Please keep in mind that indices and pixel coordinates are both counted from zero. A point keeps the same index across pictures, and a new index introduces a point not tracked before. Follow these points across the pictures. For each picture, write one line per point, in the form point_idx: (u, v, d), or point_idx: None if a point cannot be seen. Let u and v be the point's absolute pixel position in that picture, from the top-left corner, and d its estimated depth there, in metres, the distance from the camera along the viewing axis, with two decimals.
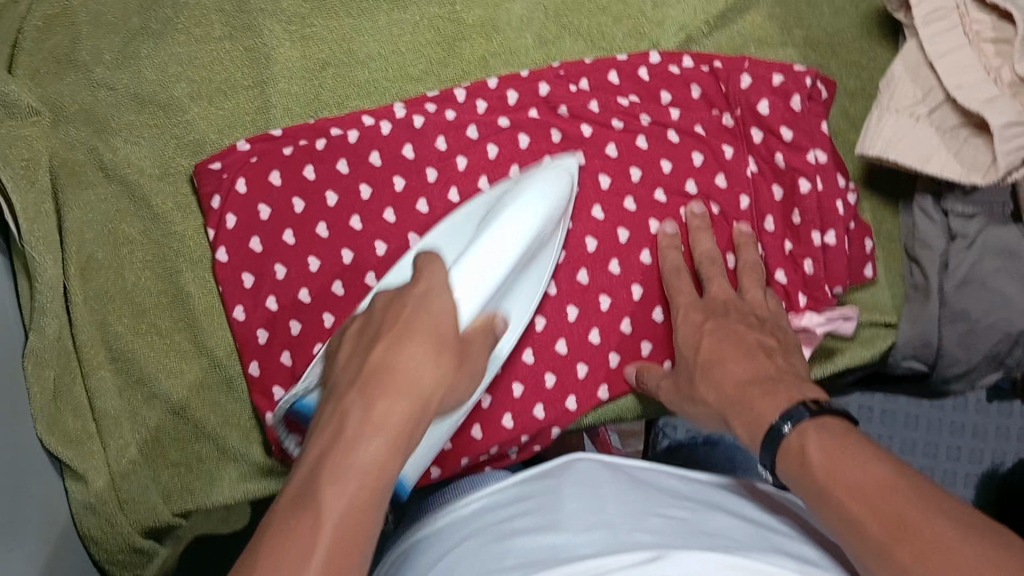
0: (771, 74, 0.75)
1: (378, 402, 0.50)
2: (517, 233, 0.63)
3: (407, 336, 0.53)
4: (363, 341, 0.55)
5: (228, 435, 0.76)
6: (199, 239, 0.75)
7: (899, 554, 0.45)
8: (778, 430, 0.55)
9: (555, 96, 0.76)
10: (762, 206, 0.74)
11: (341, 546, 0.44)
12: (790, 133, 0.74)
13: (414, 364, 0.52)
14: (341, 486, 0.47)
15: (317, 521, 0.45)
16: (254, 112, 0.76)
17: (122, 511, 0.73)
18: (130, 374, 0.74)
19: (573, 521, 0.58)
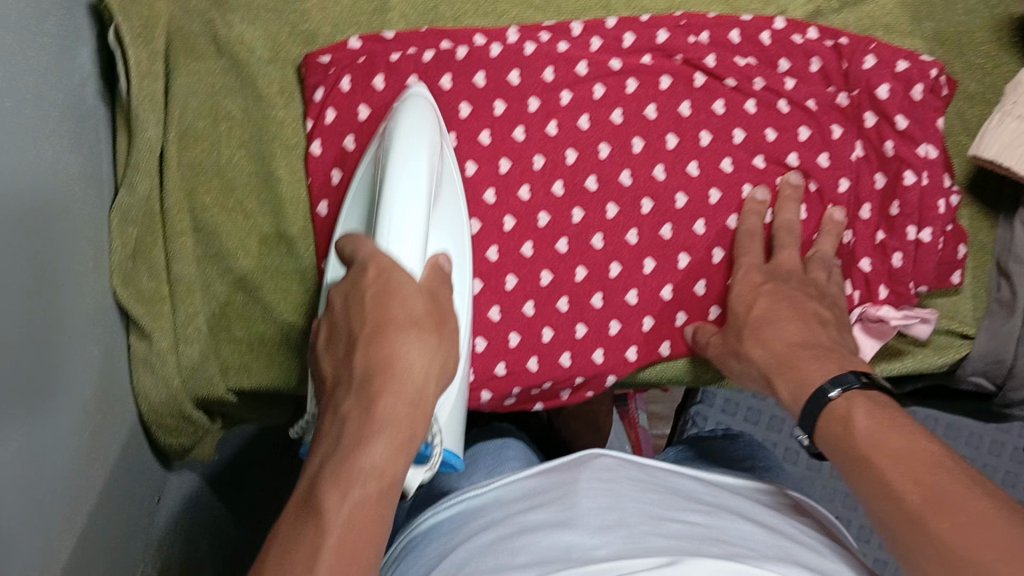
0: (895, 60, 0.73)
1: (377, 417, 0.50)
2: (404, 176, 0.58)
3: (410, 337, 0.53)
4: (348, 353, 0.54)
5: (294, 325, 0.76)
6: (296, 128, 0.75)
7: (937, 522, 0.46)
8: (826, 394, 0.57)
9: (674, 45, 0.74)
10: (859, 192, 0.74)
11: (348, 565, 0.46)
12: (905, 122, 0.72)
13: (413, 346, 0.52)
14: (356, 495, 0.48)
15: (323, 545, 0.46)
16: (370, 13, 0.75)
17: (180, 376, 0.76)
18: (210, 249, 0.75)
19: (587, 515, 0.58)
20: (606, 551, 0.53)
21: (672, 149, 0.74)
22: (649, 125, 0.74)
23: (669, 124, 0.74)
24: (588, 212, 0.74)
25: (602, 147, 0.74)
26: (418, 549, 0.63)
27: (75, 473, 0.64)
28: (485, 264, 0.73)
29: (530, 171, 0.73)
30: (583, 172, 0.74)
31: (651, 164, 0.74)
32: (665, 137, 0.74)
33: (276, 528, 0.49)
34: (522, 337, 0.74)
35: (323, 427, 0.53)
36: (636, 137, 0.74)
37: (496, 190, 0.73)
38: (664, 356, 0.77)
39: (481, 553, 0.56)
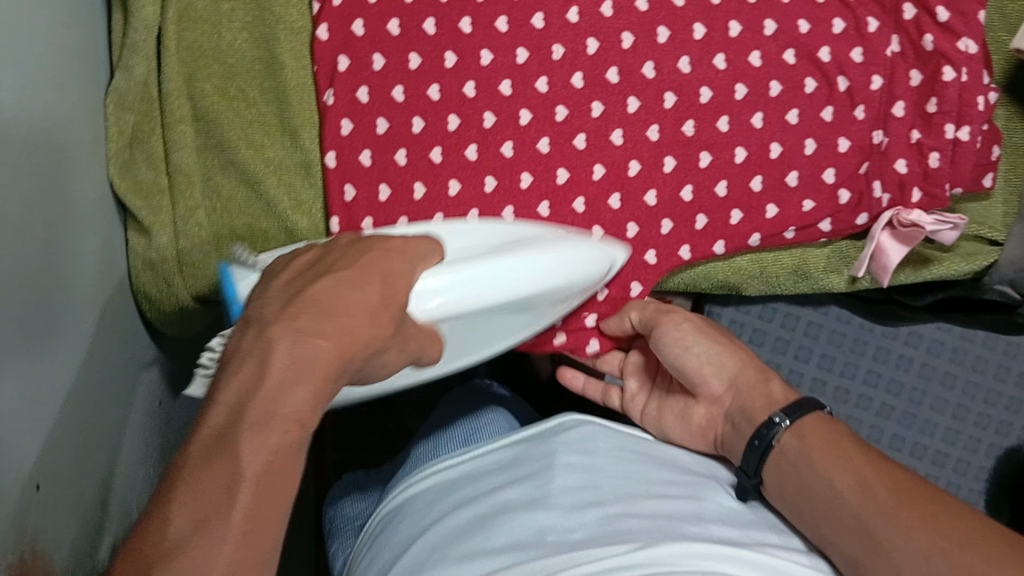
0: None
1: (315, 335, 0.44)
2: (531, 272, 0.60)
3: (310, 340, 0.43)
4: (308, 275, 0.49)
5: (297, 221, 0.72)
6: (301, 9, 0.71)
7: (911, 517, 0.53)
8: (772, 420, 0.61)
9: None
10: (893, 90, 0.70)
11: (267, 430, 0.40)
12: (946, 14, 0.68)
13: (349, 299, 0.47)
14: (281, 386, 0.42)
15: (252, 420, 0.41)
16: None
17: (180, 273, 0.72)
18: (209, 138, 0.71)
19: (560, 493, 0.61)
20: (581, 535, 0.56)
21: (699, 40, 0.70)
22: (676, 14, 0.70)
23: (696, 13, 0.70)
24: (608, 107, 0.71)
25: (625, 37, 0.70)
26: (395, 523, 0.67)
27: (88, 362, 0.63)
28: (499, 161, 0.71)
29: (549, 61, 0.70)
30: (604, 63, 0.70)
31: (676, 54, 0.70)
32: (692, 27, 0.70)
33: (200, 419, 0.42)
34: None
35: (271, 286, 0.49)
36: (661, 27, 0.70)
37: (512, 82, 0.70)
38: (711, 255, 0.73)
39: (458, 532, 0.60)
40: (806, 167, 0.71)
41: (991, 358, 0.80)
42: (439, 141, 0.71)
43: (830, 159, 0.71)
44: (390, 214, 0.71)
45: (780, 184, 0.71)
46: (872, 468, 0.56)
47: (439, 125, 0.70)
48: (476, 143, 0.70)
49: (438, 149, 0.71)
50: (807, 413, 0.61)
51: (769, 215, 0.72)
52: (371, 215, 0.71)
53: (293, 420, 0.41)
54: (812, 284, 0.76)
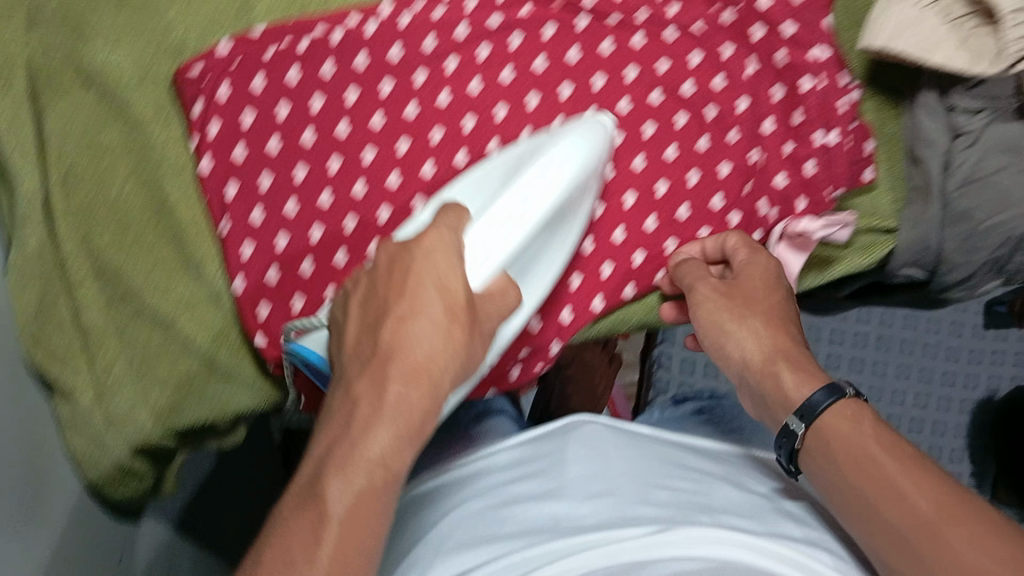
0: None
1: (388, 382, 0.51)
2: (538, 199, 0.60)
3: (383, 392, 0.51)
4: (367, 321, 0.55)
5: (218, 352, 0.73)
6: (179, 147, 0.72)
7: (950, 531, 0.51)
8: (790, 427, 0.61)
9: None
10: (760, 108, 0.72)
11: (350, 472, 0.49)
12: (794, 28, 0.73)
13: (417, 338, 0.52)
14: (367, 432, 0.50)
15: (337, 464, 0.50)
16: (233, 14, 0.71)
17: (110, 432, 0.73)
18: (114, 290, 0.72)
19: (574, 486, 0.68)
20: (593, 519, 0.62)
21: (568, 99, 0.71)
22: (542, 78, 0.71)
23: (561, 73, 0.71)
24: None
25: (500, 108, 0.71)
26: (422, 517, 0.72)
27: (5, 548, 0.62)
28: None
29: (431, 146, 0.71)
30: (484, 137, 0.72)
31: (550, 117, 0.71)
32: (559, 88, 0.72)
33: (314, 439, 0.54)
34: None
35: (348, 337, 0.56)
36: (530, 93, 0.71)
37: (399, 173, 0.72)
38: (623, 301, 0.74)
39: (478, 520, 0.66)
40: (694, 197, 0.72)
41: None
42: (343, 242, 0.72)
43: (715, 185, 0.72)
44: None
45: (673, 220, 0.73)
46: (905, 477, 0.54)
47: (338, 229, 0.72)
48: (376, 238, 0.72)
49: (344, 250, 0.72)
50: (824, 411, 0.59)
51: (670, 249, 0.73)
52: None
53: (374, 463, 0.50)
54: None
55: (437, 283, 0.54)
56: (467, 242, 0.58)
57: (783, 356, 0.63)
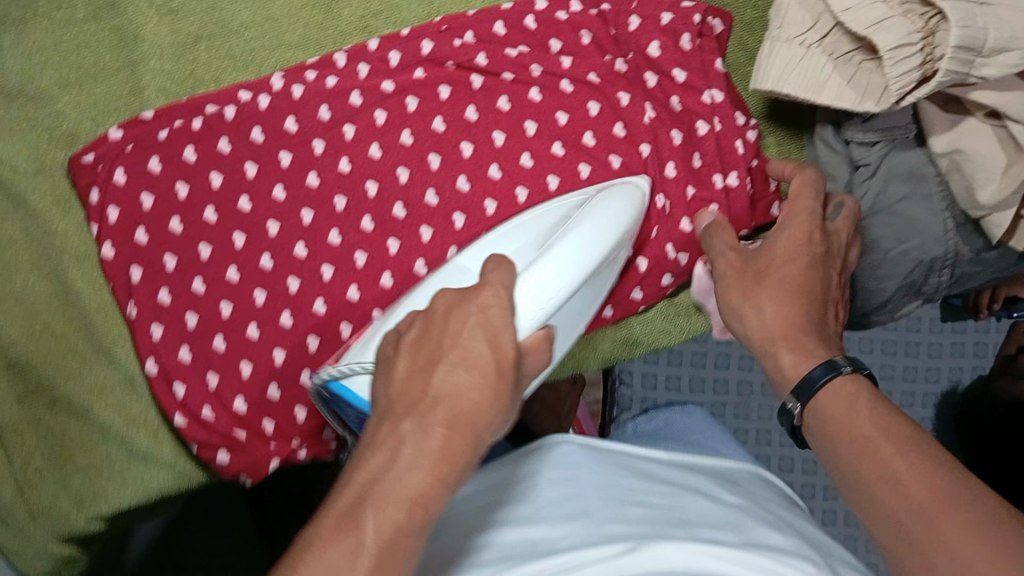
0: (659, 14, 0.73)
1: (434, 427, 0.47)
2: (575, 254, 0.60)
3: (428, 431, 0.47)
4: (419, 362, 0.51)
5: (134, 436, 0.73)
6: (81, 234, 0.72)
7: (943, 518, 0.44)
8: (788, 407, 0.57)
9: (441, 53, 0.72)
10: (661, 153, 0.72)
11: (388, 510, 0.44)
12: (683, 74, 0.73)
13: (455, 384, 0.49)
14: (404, 470, 0.46)
15: (375, 501, 0.45)
16: (126, 96, 0.72)
17: (34, 521, 0.74)
18: (28, 381, 0.72)
19: (550, 510, 0.59)
20: (568, 543, 0.53)
21: (469, 157, 0.72)
22: (441, 138, 0.72)
23: (461, 132, 0.72)
24: (404, 241, 0.72)
25: (401, 171, 0.72)
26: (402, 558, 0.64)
27: None
28: (314, 320, 0.71)
29: (335, 214, 0.71)
30: (388, 201, 0.71)
31: (453, 176, 0.72)
32: (460, 146, 0.72)
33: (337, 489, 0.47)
34: None
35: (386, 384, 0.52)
36: (431, 154, 0.72)
37: (305, 243, 0.71)
38: None
39: (446, 553, 0.56)
40: None
41: (968, 339, 1.05)
42: (252, 316, 0.71)
43: None
44: (224, 399, 0.72)
45: None
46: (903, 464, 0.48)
47: (247, 303, 0.71)
48: (289, 308, 0.71)
49: (254, 324, 0.71)
50: (821, 387, 0.55)
51: None
52: (208, 404, 0.72)
53: (411, 501, 0.45)
54: (644, 345, 0.80)
55: (485, 332, 0.50)
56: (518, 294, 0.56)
57: (784, 335, 0.60)
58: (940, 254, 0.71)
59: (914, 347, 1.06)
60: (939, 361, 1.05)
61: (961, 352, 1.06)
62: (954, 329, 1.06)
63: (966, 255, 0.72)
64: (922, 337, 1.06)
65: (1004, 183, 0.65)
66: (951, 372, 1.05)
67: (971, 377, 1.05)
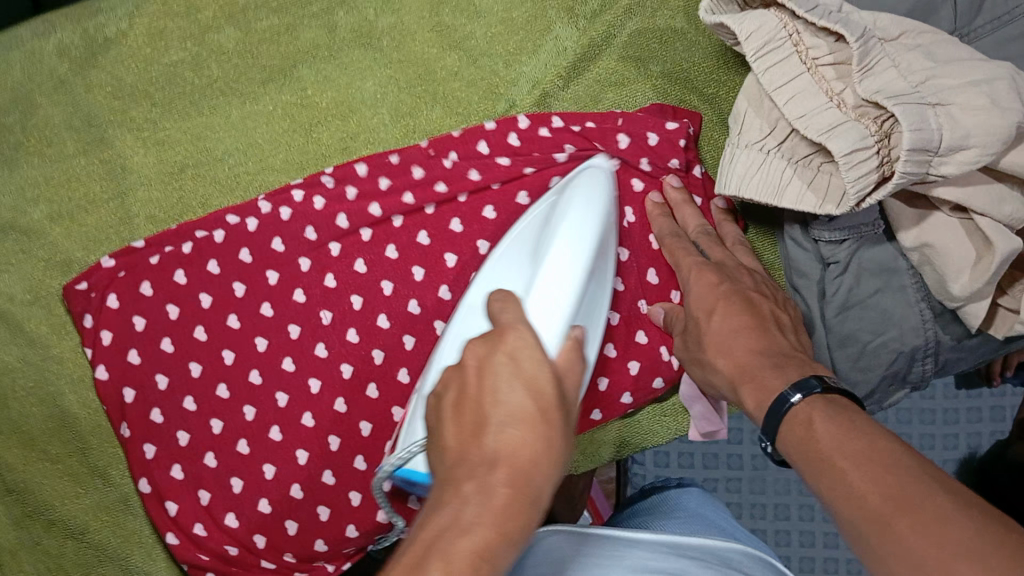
0: (645, 133, 0.73)
1: (496, 486, 0.38)
2: (570, 256, 0.60)
3: (491, 491, 0.38)
4: (462, 424, 0.41)
5: (130, 554, 0.74)
6: (77, 358, 0.74)
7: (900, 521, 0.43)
8: (787, 399, 0.55)
9: (432, 176, 0.74)
10: (641, 259, 0.74)
11: (453, 575, 0.35)
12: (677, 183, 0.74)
13: (506, 439, 0.39)
14: (466, 535, 0.36)
15: (434, 574, 0.35)
16: (116, 225, 0.75)
17: None
18: (25, 506, 0.72)
19: None
20: None
21: (454, 268, 0.73)
22: (426, 252, 0.73)
23: (445, 245, 0.73)
24: (388, 352, 0.73)
25: (386, 284, 0.73)
26: None
27: None
28: (304, 433, 0.72)
29: (321, 328, 0.72)
30: (372, 313, 0.73)
31: (436, 287, 0.73)
32: (444, 258, 0.73)
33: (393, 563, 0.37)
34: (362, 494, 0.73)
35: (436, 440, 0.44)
36: (416, 266, 0.73)
37: (293, 358, 0.72)
38: None
39: None
40: None
41: (983, 404, 1.01)
42: (242, 433, 0.72)
43: (604, 335, 0.74)
44: (215, 516, 0.73)
45: None
46: None
47: (237, 420, 0.72)
48: (277, 424, 0.72)
49: (244, 441, 0.72)
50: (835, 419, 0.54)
51: (570, 402, 0.74)
52: (199, 521, 0.73)
53: (476, 557, 0.35)
54: (635, 444, 0.80)
55: (524, 380, 0.41)
56: (533, 318, 0.57)
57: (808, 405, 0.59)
58: (920, 343, 0.70)
59: (929, 415, 1.02)
60: (953, 428, 1.01)
61: (978, 418, 1.01)
62: (970, 394, 1.02)
63: (947, 343, 0.71)
64: (935, 403, 1.02)
65: (976, 273, 0.63)
66: (969, 440, 1.01)
67: (990, 443, 1.00)
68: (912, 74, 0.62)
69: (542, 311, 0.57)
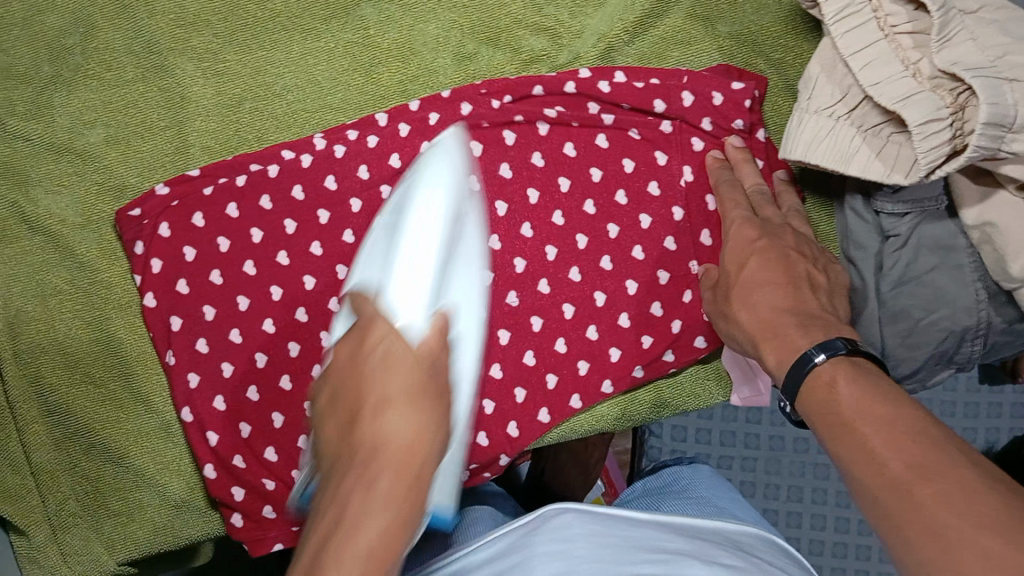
0: (710, 91, 0.73)
1: (394, 400, 0.47)
2: (427, 236, 0.58)
3: (392, 408, 0.47)
4: (343, 419, 0.48)
5: (168, 483, 0.74)
6: (125, 285, 0.74)
7: (919, 489, 0.43)
8: (811, 359, 0.56)
9: (479, 113, 0.73)
10: (694, 219, 0.74)
11: (386, 467, 0.45)
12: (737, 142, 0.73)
13: (385, 363, 0.49)
14: (378, 433, 0.46)
15: (361, 471, 0.45)
16: (172, 153, 0.74)
17: (65, 564, 0.73)
18: (67, 427, 0.73)
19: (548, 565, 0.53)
20: None
21: (502, 216, 0.72)
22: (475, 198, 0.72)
23: (521, 213, 0.72)
24: None
25: None
26: None
27: None
28: None
29: None
30: None
31: (510, 258, 0.72)
32: (493, 205, 0.72)
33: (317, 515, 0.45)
34: None
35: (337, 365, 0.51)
36: None
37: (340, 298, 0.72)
38: (602, 397, 0.75)
39: None
40: (633, 305, 0.73)
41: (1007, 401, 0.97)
42: (285, 368, 0.72)
43: (653, 293, 0.74)
44: (255, 448, 0.73)
45: (614, 327, 0.74)
46: None
47: (282, 354, 0.72)
48: (320, 362, 0.72)
49: (287, 376, 0.72)
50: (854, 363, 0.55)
51: (614, 358, 0.74)
52: (238, 453, 0.73)
53: (400, 463, 0.45)
54: (673, 407, 0.79)
55: (402, 376, 0.48)
56: (395, 305, 0.54)
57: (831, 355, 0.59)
58: (972, 324, 0.69)
59: None
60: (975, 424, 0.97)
61: None
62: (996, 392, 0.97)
63: (998, 326, 0.69)
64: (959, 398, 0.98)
65: None
66: None
67: None
68: (990, 48, 0.61)
69: (400, 300, 0.54)
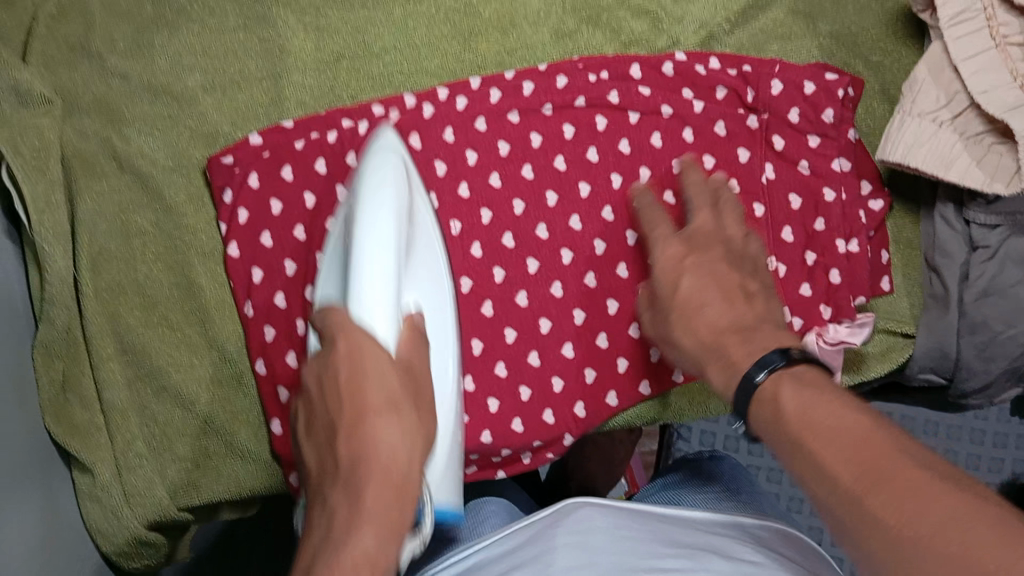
0: (802, 81, 0.74)
1: (363, 488, 0.46)
2: (383, 253, 0.55)
3: (361, 492, 0.46)
4: (322, 437, 0.50)
5: (237, 432, 0.75)
6: (211, 232, 0.74)
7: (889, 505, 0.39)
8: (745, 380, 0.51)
9: (574, 88, 0.74)
10: (778, 216, 0.74)
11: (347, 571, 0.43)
12: (816, 140, 0.75)
13: (378, 432, 0.48)
14: (350, 532, 0.45)
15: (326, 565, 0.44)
16: (267, 104, 0.75)
17: (127, 504, 0.71)
18: (140, 367, 0.72)
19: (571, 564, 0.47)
20: None
21: (586, 197, 0.73)
22: (561, 177, 0.72)
23: (604, 198, 0.73)
24: (543, 262, 0.72)
25: (517, 204, 0.72)
26: None
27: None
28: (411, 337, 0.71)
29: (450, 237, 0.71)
30: (533, 221, 0.72)
31: (591, 240, 0.73)
32: (578, 186, 0.73)
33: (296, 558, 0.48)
34: (501, 401, 0.72)
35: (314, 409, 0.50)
36: (549, 191, 0.72)
37: None
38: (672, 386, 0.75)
39: None
40: None
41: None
42: None
43: None
44: None
45: None
46: None
47: None
48: None
49: None
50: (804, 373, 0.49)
51: None
52: None
53: (368, 557, 0.44)
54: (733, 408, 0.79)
55: (391, 413, 0.49)
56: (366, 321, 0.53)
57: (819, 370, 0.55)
58: None
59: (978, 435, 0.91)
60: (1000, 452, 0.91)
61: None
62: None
63: None
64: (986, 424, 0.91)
65: None
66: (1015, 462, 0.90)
67: None
68: None
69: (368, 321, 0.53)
